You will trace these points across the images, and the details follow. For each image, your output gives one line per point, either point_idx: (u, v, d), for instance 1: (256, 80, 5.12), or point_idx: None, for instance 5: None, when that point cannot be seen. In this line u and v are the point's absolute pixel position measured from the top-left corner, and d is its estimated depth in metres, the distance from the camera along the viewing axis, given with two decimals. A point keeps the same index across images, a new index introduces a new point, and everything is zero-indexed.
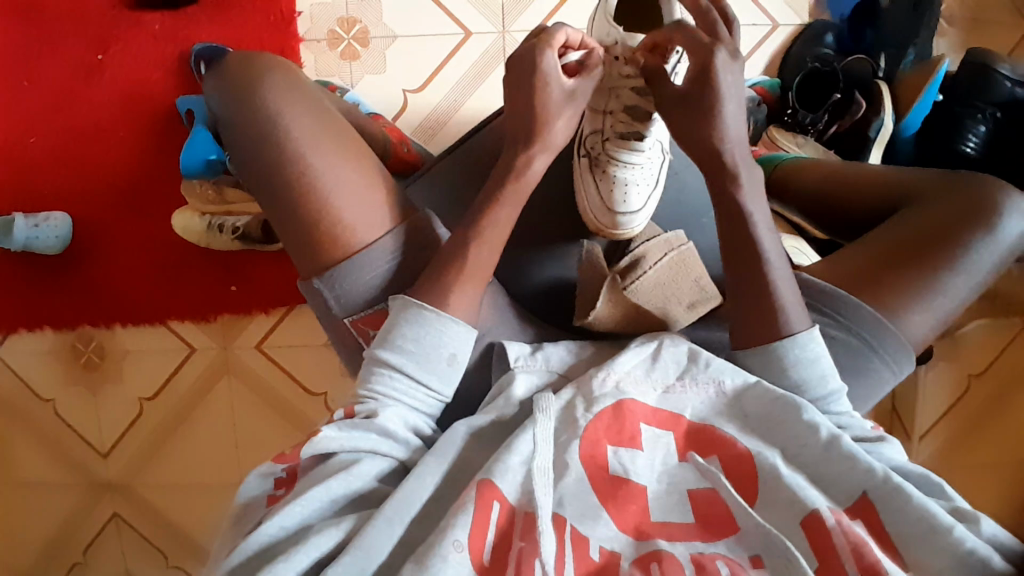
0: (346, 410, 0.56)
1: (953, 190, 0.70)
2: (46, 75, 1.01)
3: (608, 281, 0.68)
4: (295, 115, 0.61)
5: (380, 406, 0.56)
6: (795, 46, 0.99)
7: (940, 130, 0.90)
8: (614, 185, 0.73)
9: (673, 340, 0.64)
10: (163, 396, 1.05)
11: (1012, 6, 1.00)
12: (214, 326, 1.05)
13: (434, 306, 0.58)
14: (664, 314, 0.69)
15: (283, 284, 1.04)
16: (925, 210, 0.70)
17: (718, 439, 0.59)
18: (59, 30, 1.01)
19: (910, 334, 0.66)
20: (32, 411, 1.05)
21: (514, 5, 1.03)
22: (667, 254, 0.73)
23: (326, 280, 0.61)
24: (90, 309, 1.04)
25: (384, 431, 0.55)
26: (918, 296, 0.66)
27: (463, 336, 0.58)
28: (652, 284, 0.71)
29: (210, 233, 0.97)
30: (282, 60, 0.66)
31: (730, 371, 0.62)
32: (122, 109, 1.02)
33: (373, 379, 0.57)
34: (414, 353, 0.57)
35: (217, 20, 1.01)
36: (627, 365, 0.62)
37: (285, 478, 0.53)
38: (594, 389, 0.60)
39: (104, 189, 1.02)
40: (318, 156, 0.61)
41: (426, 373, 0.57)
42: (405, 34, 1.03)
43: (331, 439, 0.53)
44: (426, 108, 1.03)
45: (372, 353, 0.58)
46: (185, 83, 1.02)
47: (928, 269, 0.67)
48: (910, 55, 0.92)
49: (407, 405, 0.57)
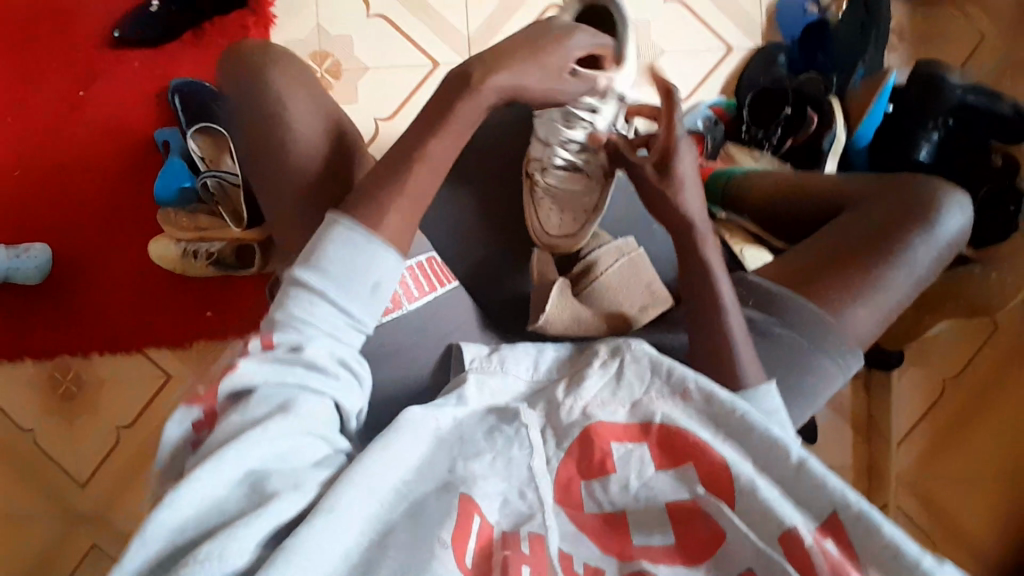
0: (263, 340, 0.52)
1: (892, 190, 0.73)
2: (30, 112, 1.05)
3: (558, 284, 0.70)
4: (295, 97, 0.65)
5: (302, 338, 0.52)
6: (749, 69, 1.02)
7: (895, 139, 0.91)
8: (549, 205, 0.77)
9: (637, 351, 0.63)
10: (141, 423, 1.05)
11: (957, 25, 1.04)
12: (190, 353, 1.07)
13: (361, 225, 0.54)
14: (620, 314, 0.71)
15: (262, 309, 1.07)
16: (862, 212, 0.72)
17: (695, 449, 0.56)
18: (45, 70, 1.05)
19: (854, 331, 0.67)
20: (7, 442, 1.04)
21: (480, 37, 1.08)
22: (618, 259, 0.75)
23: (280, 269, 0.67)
24: (69, 337, 1.05)
25: (311, 364, 0.52)
26: (858, 292, 0.67)
27: (389, 260, 0.55)
28: (605, 289, 0.73)
29: (185, 260, 1.00)
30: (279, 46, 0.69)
31: (694, 376, 0.60)
32: (103, 143, 1.05)
33: (289, 301, 0.53)
34: (335, 275, 0.53)
35: (197, 57, 1.05)
36: (593, 388, 0.61)
37: (204, 420, 0.50)
38: (562, 419, 0.59)
39: (85, 220, 1.05)
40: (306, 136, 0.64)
41: (348, 302, 0.53)
42: (375, 66, 1.06)
43: (250, 374, 0.50)
44: (398, 134, 1.06)
45: (292, 274, 0.54)
46: (165, 118, 1.06)
47: (869, 262, 0.68)
48: (860, 69, 0.94)
49: (328, 335, 0.53)
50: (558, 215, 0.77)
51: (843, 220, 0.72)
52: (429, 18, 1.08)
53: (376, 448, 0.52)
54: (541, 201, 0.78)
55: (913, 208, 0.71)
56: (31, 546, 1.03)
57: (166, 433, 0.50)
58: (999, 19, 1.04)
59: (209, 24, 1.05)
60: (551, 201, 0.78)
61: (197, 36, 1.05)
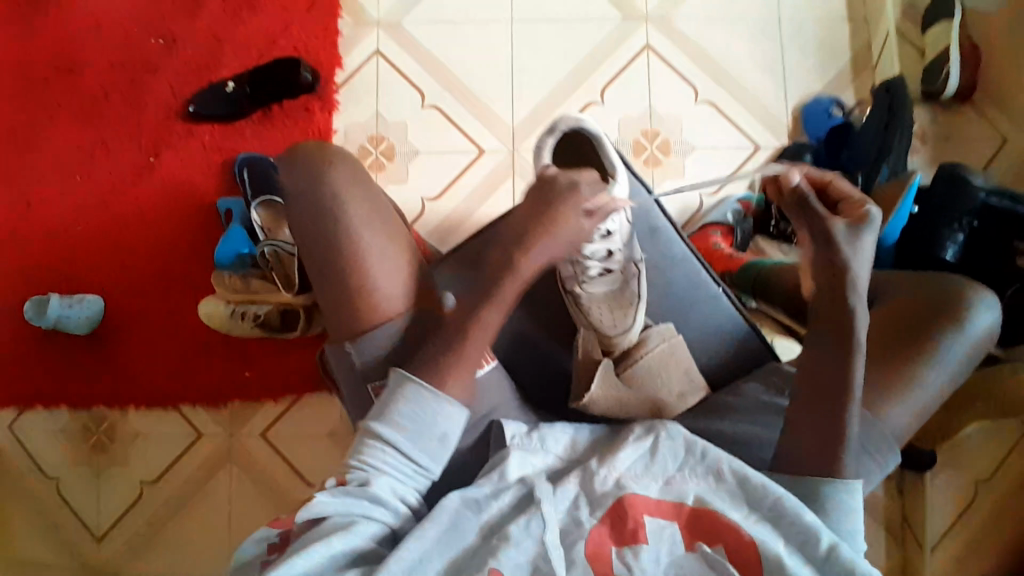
0: (339, 478, 0.59)
1: (920, 291, 0.76)
2: (104, 176, 1.13)
3: (601, 367, 0.74)
4: (355, 200, 0.69)
5: (373, 476, 0.58)
6: (777, 164, 1.10)
7: (920, 239, 0.95)
8: (598, 309, 0.80)
9: (672, 431, 0.65)
10: (166, 480, 1.06)
11: (984, 132, 1.09)
12: (222, 412, 1.08)
13: (431, 384, 0.61)
14: (658, 398, 0.75)
15: (298, 373, 1.09)
16: (897, 304, 0.75)
17: (724, 528, 0.59)
18: (123, 139, 1.14)
19: (892, 425, 0.69)
20: (33, 490, 1.05)
21: (525, 128, 1.14)
22: (659, 344, 0.79)
23: (356, 344, 0.68)
24: (109, 390, 1.08)
25: (376, 498, 0.58)
26: (894, 387, 0.70)
27: (455, 418, 0.61)
28: (646, 371, 0.77)
29: (232, 320, 1.04)
30: (334, 146, 0.72)
31: (726, 458, 0.63)
32: (166, 207, 1.12)
33: (362, 448, 0.60)
34: (407, 430, 0.60)
35: (263, 134, 1.13)
36: (626, 461, 0.63)
37: (277, 543, 0.58)
38: (597, 487, 0.62)
39: (139, 277, 1.10)
40: (372, 241, 0.69)
41: (417, 452, 0.60)
42: (425, 150, 1.14)
43: (326, 502, 0.56)
44: (442, 213, 1.12)
45: (367, 425, 0.61)
46: (226, 187, 1.13)
47: (901, 363, 0.71)
48: (884, 170, 0.99)
49: (397, 479, 0.59)
50: (609, 316, 0.80)
51: (872, 321, 0.75)
52: (478, 107, 1.15)
53: (411, 541, 0.55)
54: (590, 309, 0.80)
55: (942, 309, 0.73)
56: None
57: (245, 549, 0.58)
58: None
59: (277, 105, 1.13)
60: (597, 305, 0.80)
61: (265, 115, 1.13)
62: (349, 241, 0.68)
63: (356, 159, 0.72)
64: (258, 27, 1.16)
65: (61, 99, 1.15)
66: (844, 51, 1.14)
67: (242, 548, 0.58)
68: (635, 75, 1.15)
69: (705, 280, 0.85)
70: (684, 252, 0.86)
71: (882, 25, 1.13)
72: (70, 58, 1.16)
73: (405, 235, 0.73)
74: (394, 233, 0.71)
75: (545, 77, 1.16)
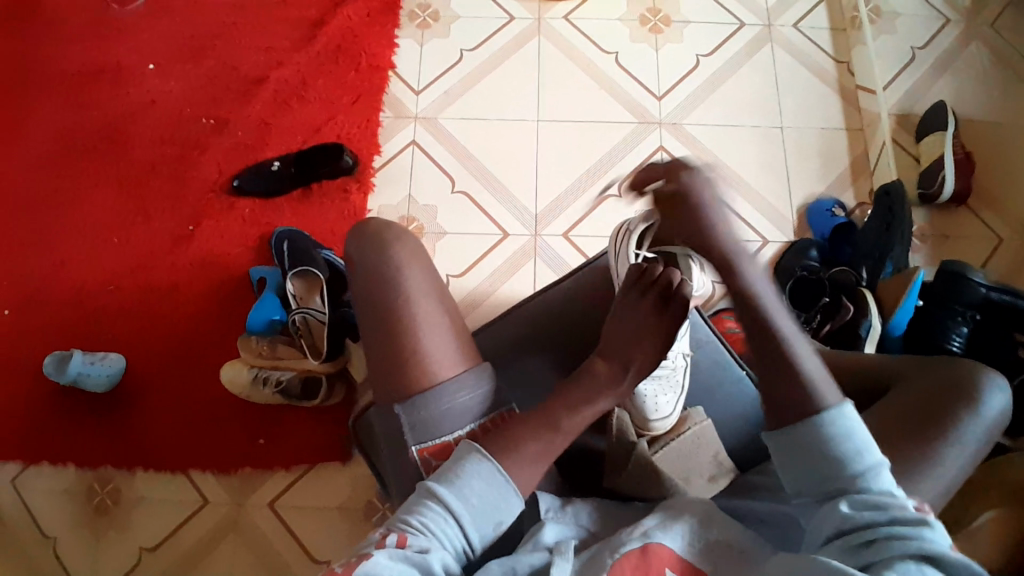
0: (399, 538, 0.60)
1: (933, 374, 0.79)
2: (142, 241, 1.18)
3: (635, 451, 0.76)
4: (412, 275, 0.74)
5: (431, 544, 0.60)
6: (785, 257, 1.15)
7: (927, 332, 1.02)
8: (647, 399, 0.84)
9: (698, 504, 0.65)
10: (167, 548, 1.02)
11: (979, 235, 1.16)
12: (232, 479, 1.07)
13: (504, 468, 0.64)
14: (686, 482, 0.79)
15: (312, 443, 1.08)
16: (915, 387, 0.79)
17: None
18: (165, 208, 1.20)
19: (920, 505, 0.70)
20: (25, 552, 1.01)
21: (546, 216, 1.21)
22: (689, 428, 0.83)
23: (406, 407, 0.70)
24: (120, 450, 1.06)
25: (431, 569, 0.58)
26: (920, 467, 0.72)
27: (514, 506, 0.64)
28: (675, 455, 0.81)
29: (253, 386, 1.05)
30: (393, 224, 0.78)
31: (747, 538, 0.63)
32: (198, 272, 1.16)
33: (422, 512, 0.62)
34: (474, 508, 0.62)
35: (301, 210, 1.19)
36: (652, 525, 0.63)
37: None
38: (620, 539, 0.62)
39: (164, 338, 1.12)
40: (425, 312, 0.73)
41: (474, 531, 0.62)
42: (453, 232, 1.20)
43: (383, 565, 0.56)
44: (465, 290, 1.17)
45: (433, 490, 0.63)
46: (259, 257, 1.17)
47: (922, 442, 0.73)
48: (887, 268, 1.06)
49: (449, 550, 0.61)
50: (658, 404, 0.84)
51: (893, 405, 0.78)
52: (503, 195, 1.23)
53: None
54: (641, 394, 0.84)
55: (959, 393, 0.76)
56: None
57: None
58: (1017, 230, 1.15)
59: (316, 184, 1.21)
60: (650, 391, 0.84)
61: (304, 193, 1.20)
62: (400, 309, 0.72)
63: (412, 237, 0.78)
64: (305, 115, 1.26)
65: (109, 170, 1.22)
66: (842, 159, 1.24)
67: None
68: None
69: (728, 361, 0.89)
70: (709, 336, 0.90)
71: (877, 137, 1.24)
72: (123, 134, 1.25)
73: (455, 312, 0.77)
74: (447, 307, 0.75)
75: (566, 170, 1.24)
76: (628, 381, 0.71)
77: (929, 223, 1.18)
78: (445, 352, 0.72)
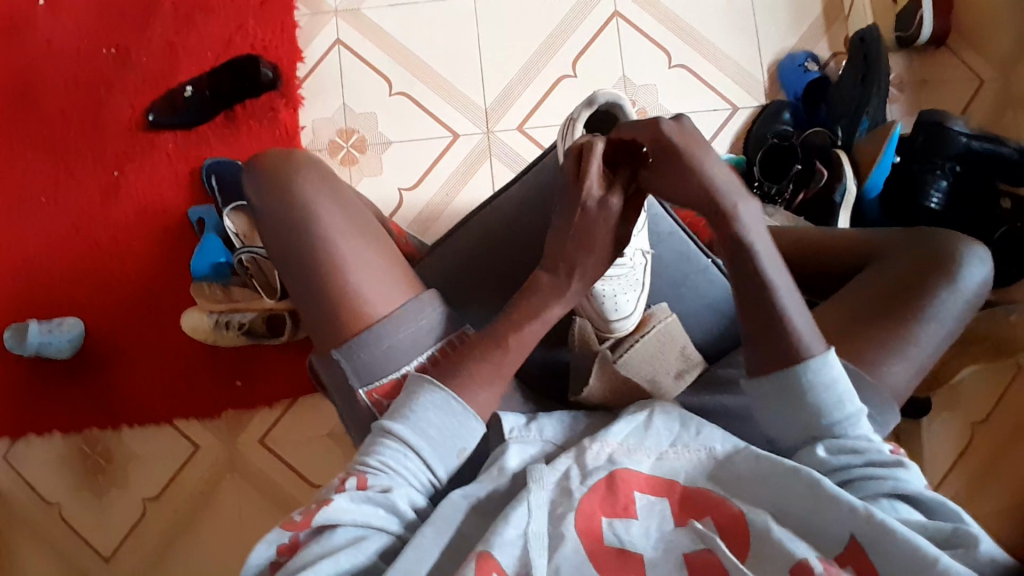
0: (359, 480, 0.57)
1: (912, 248, 0.76)
2: (69, 195, 1.10)
3: (599, 357, 0.72)
4: (326, 209, 0.69)
5: (393, 482, 0.58)
6: (755, 125, 1.06)
7: (905, 191, 0.95)
8: (604, 300, 0.79)
9: (665, 406, 0.63)
10: (169, 495, 1.05)
11: (962, 74, 1.08)
12: (219, 423, 1.08)
13: (460, 397, 0.62)
14: (654, 383, 0.76)
15: (291, 377, 1.08)
16: (890, 265, 0.76)
17: (714, 501, 0.56)
18: (84, 156, 1.11)
19: (892, 385, 0.69)
20: (34, 517, 1.05)
21: (497, 109, 1.11)
22: (655, 326, 0.80)
23: (344, 351, 0.67)
24: (101, 413, 1.07)
25: (394, 507, 0.57)
26: (891, 348, 0.70)
27: (475, 430, 0.62)
28: (642, 355, 0.78)
29: (217, 330, 1.02)
30: (293, 154, 0.72)
31: (720, 436, 0.60)
32: (136, 221, 1.10)
33: (380, 451, 0.59)
34: (433, 439, 0.61)
35: (229, 138, 1.10)
36: (619, 435, 0.61)
37: (289, 545, 0.54)
38: (588, 461, 0.58)
39: (117, 295, 1.08)
40: (348, 245, 0.68)
41: (437, 460, 0.61)
42: (398, 139, 1.11)
43: (344, 509, 0.55)
44: (421, 203, 1.10)
45: (387, 426, 0.60)
46: (196, 196, 1.10)
47: (895, 323, 0.71)
48: (864, 123, 0.98)
49: (413, 484, 0.59)
50: (617, 303, 0.79)
51: (862, 283, 0.76)
52: (448, 92, 1.12)
53: (405, 554, 0.54)
54: (598, 291, 0.78)
55: (936, 266, 0.73)
56: None
57: (257, 552, 0.54)
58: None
59: (240, 107, 1.10)
60: (607, 290, 0.78)
61: (227, 118, 1.10)
62: (328, 259, 0.67)
63: (320, 162, 0.72)
64: (213, 28, 1.13)
65: (15, 121, 1.12)
66: (813, 5, 1.12)
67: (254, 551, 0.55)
68: (606, 46, 1.12)
69: (693, 252, 0.84)
70: (671, 227, 0.84)
71: None
72: (19, 79, 1.13)
73: (382, 235, 0.73)
74: (370, 233, 0.71)
75: (513, 54, 1.13)
76: (574, 286, 0.67)
77: (907, 69, 1.08)
78: (377, 282, 0.68)
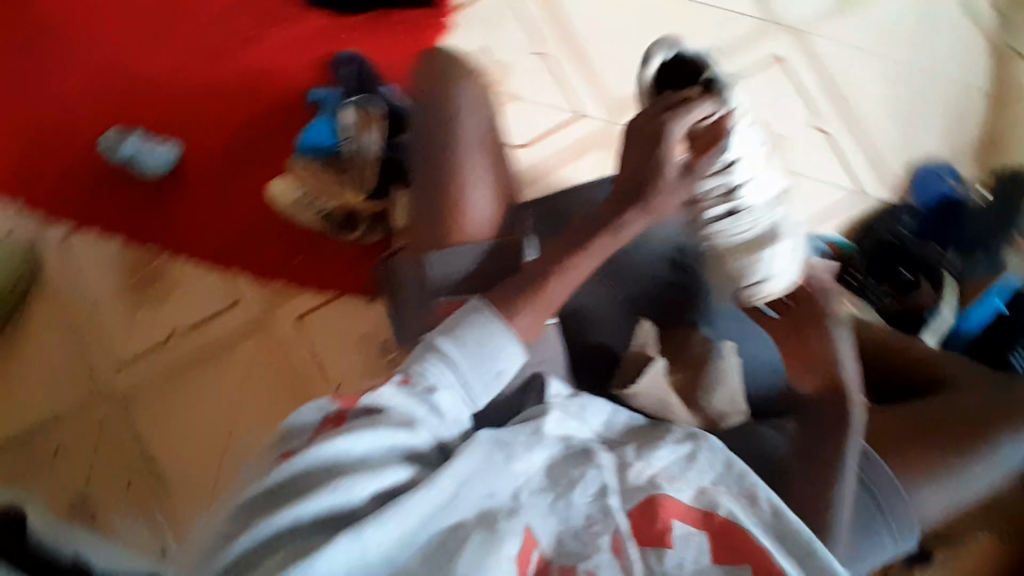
0: (403, 378, 0.57)
1: (987, 390, 0.77)
2: (215, 36, 1.18)
3: (653, 363, 0.72)
4: (469, 124, 0.70)
5: (436, 387, 0.57)
6: (874, 219, 1.05)
7: (990, 340, 0.92)
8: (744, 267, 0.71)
9: (712, 446, 0.63)
10: (195, 332, 1.10)
11: None
12: (265, 287, 1.11)
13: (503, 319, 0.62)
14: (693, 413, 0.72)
15: (345, 272, 1.11)
16: (961, 397, 0.77)
17: (754, 550, 0.54)
18: (242, 7, 1.18)
19: (922, 511, 0.69)
20: (67, 303, 1.10)
21: (630, 106, 1.11)
22: (714, 358, 0.74)
23: (437, 255, 0.68)
24: (164, 235, 1.11)
25: (435, 408, 0.56)
26: (934, 474, 0.70)
27: (514, 353, 0.61)
28: (690, 383, 0.73)
29: (298, 206, 1.07)
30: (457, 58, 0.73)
31: (764, 485, 0.61)
32: (263, 81, 1.16)
33: (422, 360, 0.59)
34: (474, 357, 0.59)
35: (373, 38, 1.14)
36: (663, 460, 0.60)
37: (333, 417, 0.54)
38: (630, 479, 0.57)
39: (221, 139, 1.15)
40: (472, 166, 0.69)
41: (478, 379, 0.59)
42: (526, 97, 1.12)
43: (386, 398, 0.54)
44: (524, 164, 1.10)
45: (431, 339, 0.60)
46: (323, 78, 1.15)
47: (950, 453, 0.71)
48: (981, 258, 0.97)
49: (455, 392, 0.58)
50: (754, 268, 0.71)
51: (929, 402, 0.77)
52: (588, 74, 1.13)
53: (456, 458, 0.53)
54: (736, 268, 0.72)
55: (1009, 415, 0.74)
56: (44, 404, 1.06)
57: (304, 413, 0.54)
58: None
59: (395, 15, 1.15)
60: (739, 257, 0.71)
61: (379, 20, 1.15)
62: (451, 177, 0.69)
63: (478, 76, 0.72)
64: None
65: None
66: (962, 128, 1.12)
67: (298, 412, 0.55)
68: (757, 90, 1.11)
69: None
70: None
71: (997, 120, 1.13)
72: None
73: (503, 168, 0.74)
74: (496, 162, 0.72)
75: None
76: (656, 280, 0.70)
77: None
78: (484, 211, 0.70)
